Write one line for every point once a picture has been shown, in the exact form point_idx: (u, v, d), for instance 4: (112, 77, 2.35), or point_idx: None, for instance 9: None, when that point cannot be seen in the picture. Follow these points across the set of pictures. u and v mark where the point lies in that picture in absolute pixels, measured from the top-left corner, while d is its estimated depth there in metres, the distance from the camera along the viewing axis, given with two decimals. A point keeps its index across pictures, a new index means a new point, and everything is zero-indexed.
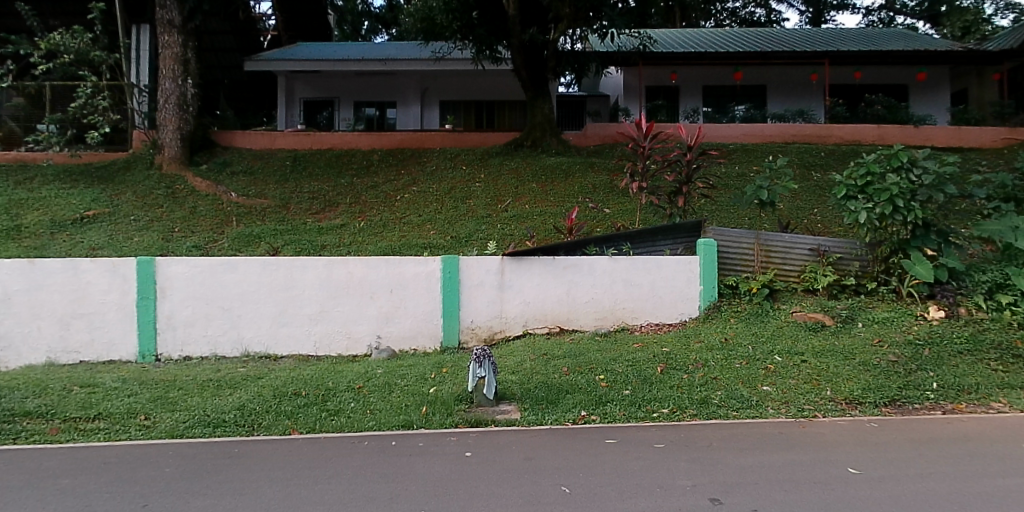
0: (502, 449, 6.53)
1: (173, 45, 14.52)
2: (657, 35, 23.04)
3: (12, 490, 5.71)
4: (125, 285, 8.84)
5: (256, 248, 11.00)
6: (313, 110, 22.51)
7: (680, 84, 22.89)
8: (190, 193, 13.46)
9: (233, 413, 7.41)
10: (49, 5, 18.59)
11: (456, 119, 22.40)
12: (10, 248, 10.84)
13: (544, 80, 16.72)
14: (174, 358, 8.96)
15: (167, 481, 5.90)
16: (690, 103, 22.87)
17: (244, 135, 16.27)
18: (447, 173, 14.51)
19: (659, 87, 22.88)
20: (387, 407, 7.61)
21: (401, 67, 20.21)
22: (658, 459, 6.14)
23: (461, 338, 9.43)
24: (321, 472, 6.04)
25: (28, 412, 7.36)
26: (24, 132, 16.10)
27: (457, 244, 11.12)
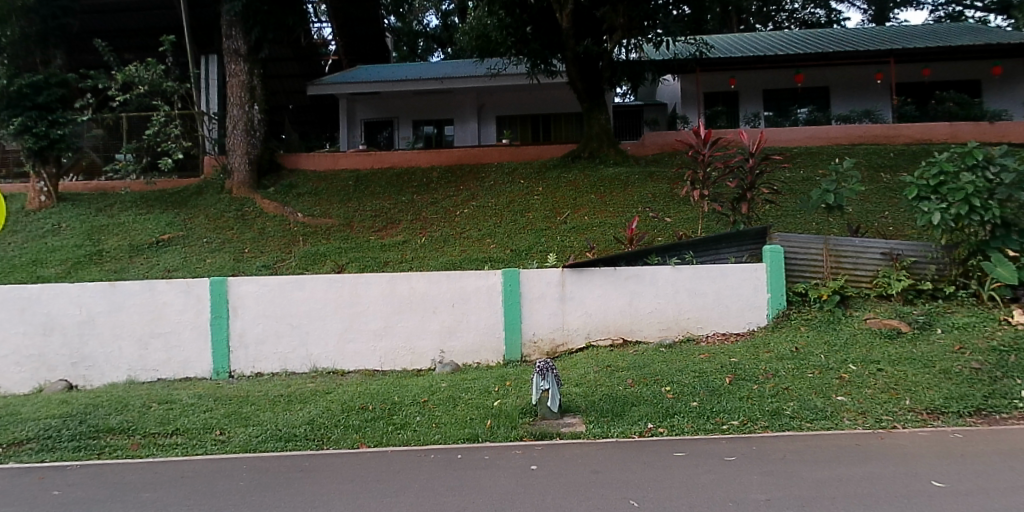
0: (569, 462, 6.47)
1: (240, 73, 15.14)
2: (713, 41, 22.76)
3: (98, 503, 5.97)
4: (199, 305, 9.17)
5: (322, 267, 11.31)
6: (372, 131, 23.06)
7: (737, 90, 22.51)
8: (258, 214, 13.94)
9: (304, 427, 7.59)
10: (126, 40, 19.71)
11: (512, 134, 22.56)
12: (93, 272, 11.45)
13: (600, 91, 16.68)
14: (247, 374, 9.23)
15: (241, 494, 6.05)
16: (748, 109, 22.49)
17: (309, 157, 16.76)
18: (505, 187, 14.61)
19: (716, 94, 22.55)
20: (452, 420, 7.65)
21: (457, 84, 20.52)
22: (730, 473, 5.97)
23: (524, 351, 9.43)
24: (389, 486, 6.10)
25: (111, 428, 7.71)
26: (103, 162, 17.05)
27: (517, 257, 11.17)
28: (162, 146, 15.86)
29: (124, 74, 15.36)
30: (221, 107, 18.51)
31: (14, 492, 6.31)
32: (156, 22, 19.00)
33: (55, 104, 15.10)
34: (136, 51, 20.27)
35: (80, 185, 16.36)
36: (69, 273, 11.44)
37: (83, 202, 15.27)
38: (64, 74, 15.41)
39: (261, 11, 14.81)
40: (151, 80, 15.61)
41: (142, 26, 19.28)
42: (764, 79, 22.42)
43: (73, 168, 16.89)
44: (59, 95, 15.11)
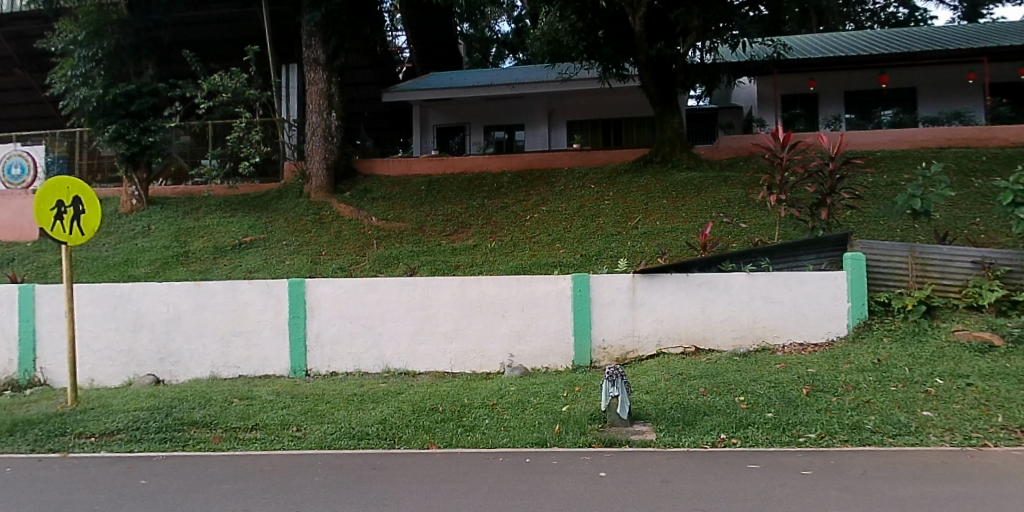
0: (638, 470, 6.39)
1: (318, 81, 15.64)
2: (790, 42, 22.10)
3: (182, 492, 6.25)
4: (278, 305, 9.49)
5: (394, 270, 11.54)
6: (444, 136, 23.42)
7: (816, 92, 21.85)
8: (335, 218, 14.35)
9: (376, 426, 7.76)
10: (212, 51, 20.68)
11: (583, 138, 22.49)
12: (180, 272, 12.03)
13: (673, 95, 16.43)
14: (322, 373, 9.49)
15: (315, 489, 6.22)
16: (829, 111, 21.80)
17: (383, 163, 17.13)
18: (575, 192, 14.57)
19: (794, 96, 21.96)
20: (521, 424, 7.66)
21: (528, 90, 20.63)
22: (807, 487, 5.76)
23: (593, 357, 9.37)
24: (458, 487, 6.15)
25: (195, 421, 8.06)
26: (190, 168, 17.66)
27: (587, 262, 11.13)
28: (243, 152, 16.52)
29: (209, 83, 16.21)
30: (302, 114, 19.13)
31: (108, 479, 6.67)
32: (240, 33, 19.84)
33: (146, 112, 15.92)
34: (221, 61, 21.22)
35: (169, 190, 17.16)
36: (159, 273, 12.05)
37: (170, 206, 16.05)
38: (155, 84, 16.21)
39: (340, 21, 15.17)
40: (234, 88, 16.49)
41: (227, 38, 20.20)
42: (845, 80, 21.65)
43: (163, 174, 17.61)
44: (150, 104, 15.91)
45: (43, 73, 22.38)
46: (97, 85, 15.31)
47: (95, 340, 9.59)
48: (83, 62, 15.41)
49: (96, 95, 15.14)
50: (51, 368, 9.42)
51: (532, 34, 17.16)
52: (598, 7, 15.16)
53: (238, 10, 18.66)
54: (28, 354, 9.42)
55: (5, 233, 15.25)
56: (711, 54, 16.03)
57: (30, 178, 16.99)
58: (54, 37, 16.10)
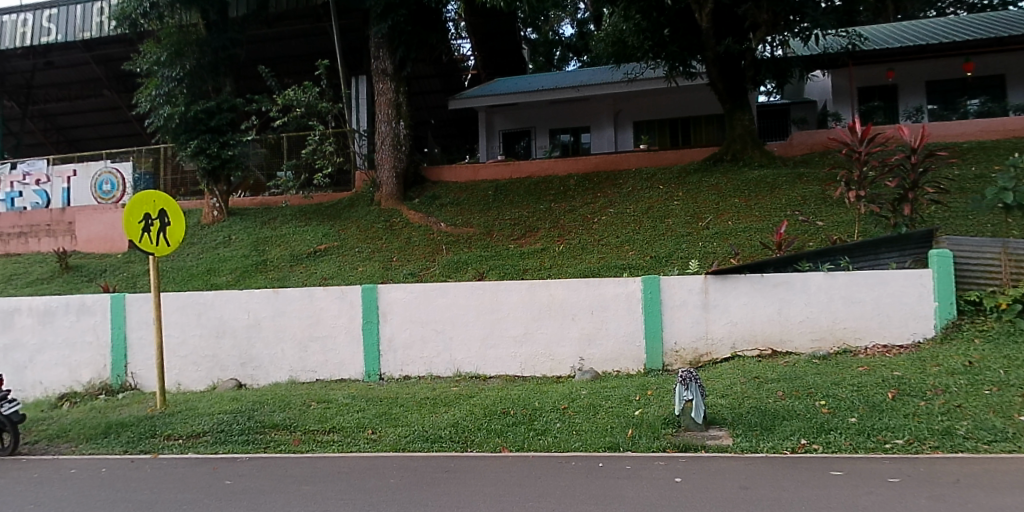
0: (714, 476, 6.25)
1: (387, 91, 15.98)
2: (866, 31, 21.29)
3: (264, 493, 6.46)
4: (352, 311, 9.73)
5: (464, 275, 11.70)
6: (510, 141, 23.56)
7: (895, 83, 20.97)
8: (405, 225, 14.61)
9: (449, 429, 7.84)
10: (285, 66, 21.43)
11: (650, 139, 22.23)
12: (260, 279, 12.50)
13: (743, 91, 16.04)
14: (396, 377, 9.67)
15: (391, 491, 6.33)
16: (910, 102, 20.89)
17: (451, 170, 17.35)
18: (643, 193, 14.39)
19: (872, 88, 21.14)
20: (593, 428, 7.61)
21: (593, 92, 20.50)
22: (895, 495, 5.51)
23: (666, 360, 9.22)
24: (531, 490, 6.15)
25: (276, 424, 8.34)
26: (268, 180, 18.01)
27: (657, 264, 11.00)
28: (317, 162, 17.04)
29: (285, 97, 16.74)
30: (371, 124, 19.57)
31: (195, 479, 6.97)
32: (311, 47, 20.50)
33: (225, 127, 16.66)
34: (293, 76, 21.98)
35: (248, 201, 17.80)
36: (239, 281, 12.56)
37: (248, 216, 16.68)
38: (233, 100, 16.85)
39: (405, 32, 15.63)
40: (308, 101, 16.95)
41: (299, 53, 20.90)
42: (927, 69, 20.68)
43: (241, 186, 18.00)
44: (229, 120, 16.63)
45: (129, 93, 23.66)
46: (180, 103, 16.11)
47: (181, 346, 10.01)
48: (166, 81, 16.15)
49: (179, 112, 15.91)
50: (142, 373, 9.90)
51: (596, 36, 17.07)
52: (663, 5, 14.97)
53: (310, 26, 19.30)
54: (120, 359, 9.92)
55: (96, 246, 16.15)
56: (781, 47, 15.59)
57: (119, 194, 17.90)
58: (139, 59, 16.97)
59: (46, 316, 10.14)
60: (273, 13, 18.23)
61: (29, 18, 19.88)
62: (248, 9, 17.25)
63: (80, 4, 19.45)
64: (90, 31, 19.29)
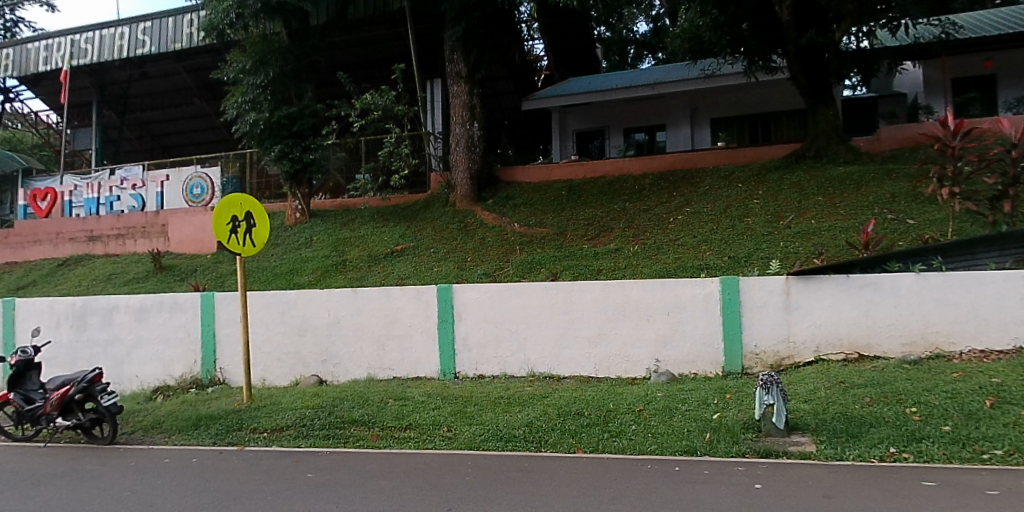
0: (796, 483, 6.06)
1: (461, 93, 16.14)
2: (962, 19, 20.22)
3: (343, 487, 6.63)
4: (428, 310, 9.90)
5: (537, 275, 11.75)
6: (584, 141, 23.48)
7: (994, 73, 19.84)
8: (479, 225, 14.76)
9: (523, 428, 7.88)
10: (363, 70, 21.98)
11: (728, 136, 21.74)
12: (340, 279, 12.89)
13: (826, 85, 15.49)
14: (470, 376, 9.78)
15: (465, 488, 6.39)
16: (1010, 93, 19.73)
17: (524, 170, 17.32)
18: (721, 192, 14.07)
19: (968, 79, 20.16)
20: (669, 431, 7.49)
21: (668, 89, 20.14)
22: (995, 508, 5.21)
23: (745, 363, 9.01)
24: (605, 492, 6.11)
25: (354, 420, 8.57)
26: (347, 182, 18.38)
27: (735, 264, 10.78)
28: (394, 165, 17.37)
29: (362, 101, 17.10)
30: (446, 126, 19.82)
31: (280, 471, 7.23)
32: (388, 51, 20.95)
33: (307, 132, 17.20)
34: (371, 81, 22.53)
35: (328, 203, 18.29)
36: (320, 281, 12.97)
37: (328, 218, 17.22)
38: (315, 105, 17.39)
39: (478, 33, 15.81)
40: (385, 105, 17.27)
41: (377, 58, 21.41)
42: None
43: (322, 189, 18.53)
44: (310, 124, 17.16)
45: (216, 100, 24.76)
46: (264, 109, 16.78)
47: (265, 343, 10.38)
48: (252, 88, 16.81)
49: (263, 118, 16.58)
50: (230, 368, 10.35)
51: (672, 33, 16.80)
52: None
53: (388, 31, 19.75)
54: (209, 355, 10.39)
55: (186, 247, 16.99)
56: (867, 39, 14.98)
57: (209, 197, 18.80)
58: (226, 68, 17.72)
59: (142, 313, 10.70)
60: (351, 19, 18.71)
61: (125, 31, 20.96)
62: (327, 17, 17.77)
63: (172, 17, 20.44)
64: (181, 42, 20.25)
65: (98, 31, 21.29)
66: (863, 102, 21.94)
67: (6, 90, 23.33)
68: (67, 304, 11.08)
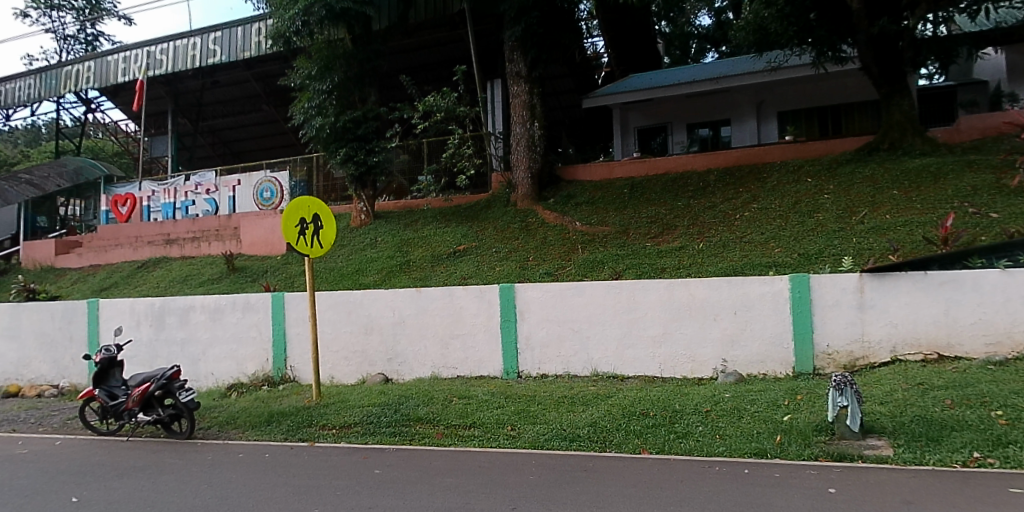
0: (873, 489, 5.84)
1: (521, 93, 16.18)
2: None
3: (411, 483, 6.73)
4: (490, 309, 9.97)
5: (600, 274, 11.71)
6: (647, 138, 23.34)
7: None
8: (541, 225, 14.76)
9: (587, 428, 7.85)
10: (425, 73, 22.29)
11: (796, 130, 21.16)
12: (405, 279, 13.12)
13: (900, 74, 14.93)
14: (533, 375, 9.81)
15: (531, 487, 6.41)
16: None
17: (586, 168, 17.20)
18: (790, 188, 13.71)
19: None
20: (738, 433, 7.34)
21: (732, 83, 19.71)
22: None
23: (817, 364, 8.78)
24: (673, 494, 6.02)
25: (420, 418, 8.69)
26: (410, 184, 18.73)
27: (805, 262, 10.54)
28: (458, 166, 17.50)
29: (425, 104, 17.26)
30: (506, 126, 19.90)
31: (349, 467, 7.40)
32: (449, 53, 21.18)
33: (371, 135, 17.54)
34: (431, 83, 22.83)
35: (391, 204, 18.60)
36: (385, 281, 13.24)
37: (392, 219, 17.54)
38: (378, 109, 17.73)
39: (537, 34, 15.76)
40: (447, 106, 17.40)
41: (438, 60, 21.67)
42: None
43: (386, 191, 18.89)
44: (374, 128, 17.49)
45: (283, 106, 25.52)
46: (330, 114, 17.22)
47: (333, 342, 10.63)
48: (318, 94, 17.26)
49: (329, 122, 17.04)
50: (300, 366, 10.65)
51: (736, 26, 16.46)
52: None
53: (449, 34, 19.98)
54: (280, 353, 10.72)
55: (256, 248, 17.57)
56: (946, 24, 14.38)
57: (279, 200, 19.29)
58: (293, 74, 18.22)
59: (216, 312, 11.12)
60: (412, 23, 18.99)
61: (198, 42, 21.77)
62: (389, 21, 18.07)
63: (241, 26, 21.12)
64: (250, 51, 20.90)
65: (172, 42, 22.17)
66: (941, 91, 20.99)
67: (88, 101, 24.59)
68: (146, 304, 11.59)
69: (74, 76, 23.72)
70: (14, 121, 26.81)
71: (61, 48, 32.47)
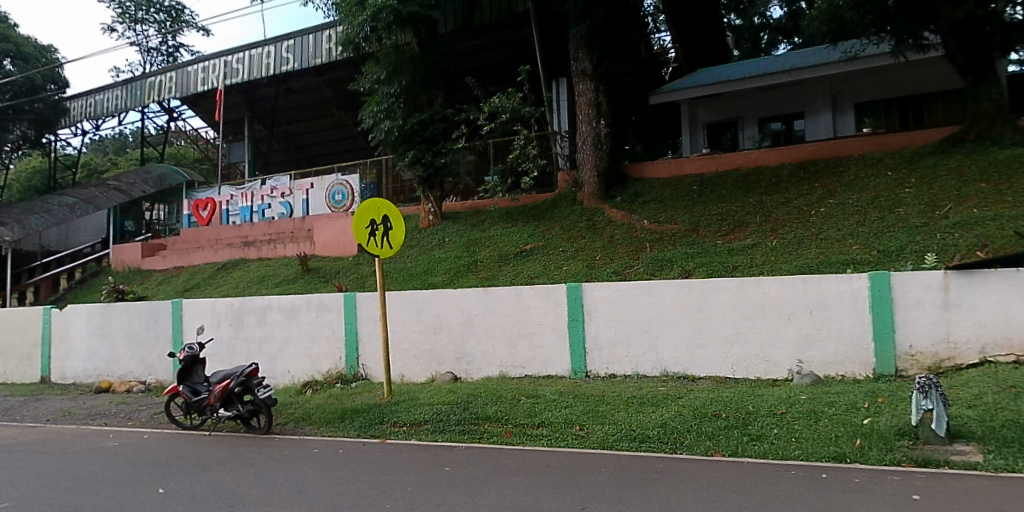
0: (961, 496, 5.57)
1: (587, 91, 16.12)
2: None
3: (480, 481, 6.80)
4: (558, 308, 9.98)
5: (669, 272, 11.57)
6: (716, 133, 22.90)
7: None
8: (608, 223, 14.66)
9: (657, 429, 7.75)
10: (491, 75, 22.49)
11: (875, 121, 20.37)
12: (473, 279, 13.26)
13: (987, 60, 14.44)
14: (602, 375, 9.75)
15: (600, 488, 6.37)
16: None
17: (653, 165, 16.92)
18: (868, 182, 13.19)
19: None
20: (814, 436, 7.10)
21: (805, 75, 19.09)
22: None
23: (900, 365, 8.41)
24: (746, 498, 5.88)
25: (489, 416, 8.76)
26: (476, 185, 18.91)
27: (886, 259, 10.15)
28: (523, 166, 17.53)
29: (490, 104, 17.38)
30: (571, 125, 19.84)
31: (420, 464, 7.53)
32: (515, 53, 21.29)
33: (438, 137, 17.79)
34: (497, 84, 23.01)
35: (458, 205, 18.82)
36: (454, 280, 13.43)
37: (460, 220, 17.78)
38: (444, 111, 17.95)
39: (602, 31, 15.68)
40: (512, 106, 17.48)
41: (503, 61, 21.80)
42: None
43: (453, 191, 19.13)
44: (441, 129, 17.74)
45: (354, 111, 26.18)
46: (398, 117, 17.56)
47: (404, 340, 10.82)
48: (386, 97, 17.63)
49: (398, 125, 17.36)
50: (371, 364, 10.91)
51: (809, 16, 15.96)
52: None
53: (514, 34, 20.08)
54: (353, 351, 11.01)
55: (327, 250, 18.08)
56: None
57: (349, 202, 19.81)
58: (362, 79, 18.64)
59: (292, 312, 11.50)
60: (477, 25, 19.17)
61: (271, 50, 22.53)
62: (454, 24, 18.28)
63: (312, 34, 21.73)
64: (321, 57, 21.49)
65: (247, 51, 23.03)
66: None
67: (169, 110, 25.80)
68: (226, 305, 12.09)
69: (156, 87, 24.94)
70: (102, 131, 28.38)
71: (144, 61, 34.22)
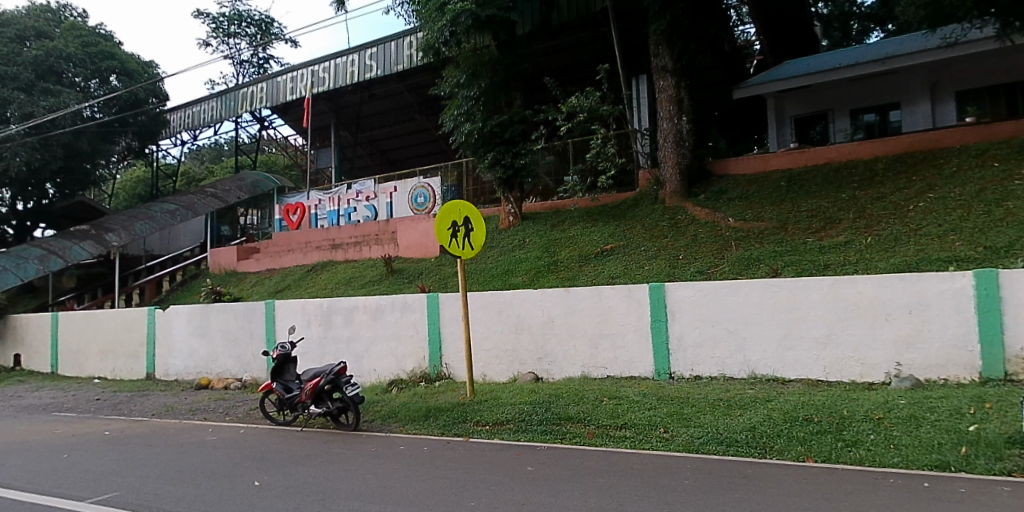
0: None
1: (667, 88, 15.85)
2: None
3: (563, 482, 6.81)
4: (640, 309, 9.87)
5: (756, 271, 11.26)
6: (805, 126, 22.23)
7: None
8: (691, 221, 14.38)
9: (745, 433, 7.54)
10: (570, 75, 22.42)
11: (979, 109, 19.10)
12: (553, 279, 13.28)
13: None
14: (686, 376, 9.57)
15: (686, 492, 6.25)
16: None
17: (739, 162, 16.47)
18: (973, 174, 12.41)
19: None
20: (916, 443, 6.74)
21: (901, 63, 18.10)
22: None
23: (1010, 369, 7.83)
24: (841, 505, 5.65)
25: (571, 417, 8.76)
26: (555, 185, 18.95)
27: (993, 256, 9.53)
28: (602, 165, 17.43)
29: (568, 105, 17.36)
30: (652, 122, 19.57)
31: (504, 463, 7.60)
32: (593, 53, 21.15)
33: (518, 138, 17.89)
34: (575, 84, 22.95)
35: (539, 206, 18.90)
36: (534, 281, 13.50)
37: (540, 220, 17.87)
38: (523, 112, 18.03)
39: (683, 26, 15.34)
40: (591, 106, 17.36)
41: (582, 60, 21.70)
42: None
43: (532, 192, 19.24)
44: (520, 130, 17.83)
45: (434, 114, 26.72)
46: (477, 120, 17.75)
47: (486, 340, 10.95)
48: (466, 100, 17.86)
49: (477, 127, 17.56)
50: (454, 363, 11.11)
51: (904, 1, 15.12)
52: None
53: (592, 33, 19.96)
54: (436, 351, 11.23)
55: (409, 251, 18.52)
56: None
57: (430, 205, 20.24)
58: (442, 83, 18.96)
59: (377, 312, 11.85)
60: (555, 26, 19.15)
61: (355, 58, 23.24)
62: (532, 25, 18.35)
63: (394, 41, 22.29)
64: (402, 64, 22.01)
65: (332, 60, 23.84)
66: None
67: (260, 119, 27.04)
68: (316, 305, 12.55)
69: (249, 98, 26.20)
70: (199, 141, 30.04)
71: (237, 72, 35.99)
